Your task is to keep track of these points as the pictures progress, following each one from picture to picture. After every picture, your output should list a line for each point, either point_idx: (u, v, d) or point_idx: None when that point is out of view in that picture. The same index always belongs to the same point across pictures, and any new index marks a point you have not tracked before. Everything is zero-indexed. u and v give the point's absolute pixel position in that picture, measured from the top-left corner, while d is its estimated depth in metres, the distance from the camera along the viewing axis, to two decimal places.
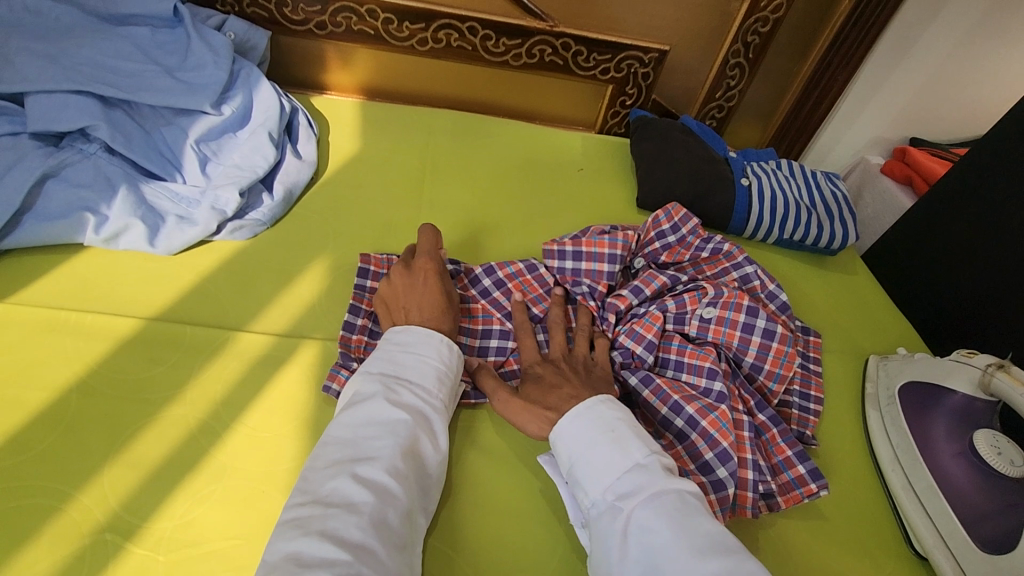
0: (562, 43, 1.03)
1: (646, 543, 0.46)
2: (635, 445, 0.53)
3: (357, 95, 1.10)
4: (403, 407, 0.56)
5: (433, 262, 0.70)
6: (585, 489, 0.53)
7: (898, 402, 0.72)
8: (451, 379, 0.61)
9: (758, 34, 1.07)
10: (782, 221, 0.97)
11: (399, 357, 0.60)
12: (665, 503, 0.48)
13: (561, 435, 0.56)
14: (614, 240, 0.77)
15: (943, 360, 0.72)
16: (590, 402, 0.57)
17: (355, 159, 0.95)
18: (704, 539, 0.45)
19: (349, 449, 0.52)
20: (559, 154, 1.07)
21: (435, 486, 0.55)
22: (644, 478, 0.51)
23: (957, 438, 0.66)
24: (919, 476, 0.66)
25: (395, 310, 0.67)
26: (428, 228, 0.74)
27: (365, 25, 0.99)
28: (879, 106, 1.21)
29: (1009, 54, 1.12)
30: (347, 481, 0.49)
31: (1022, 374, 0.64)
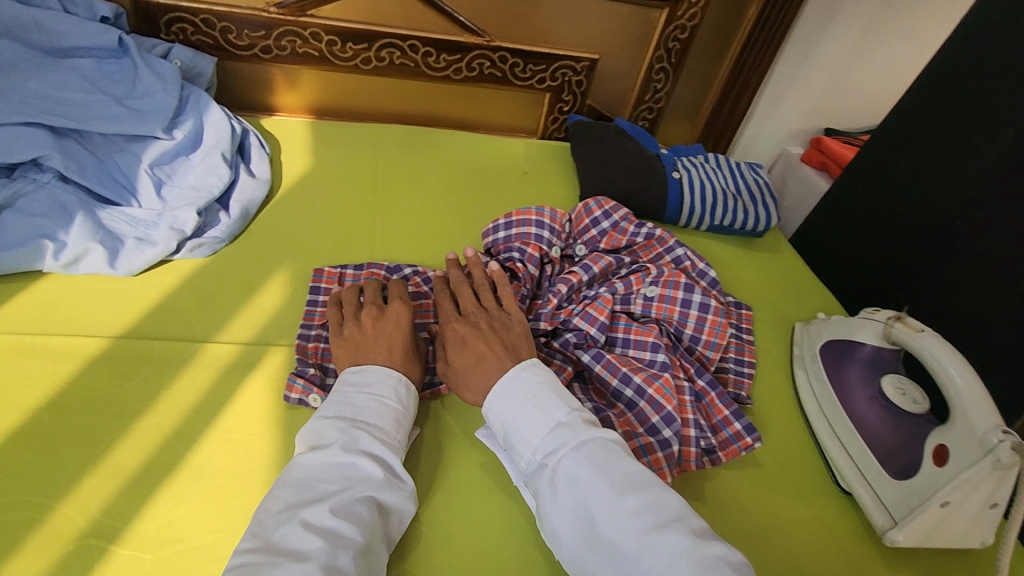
0: (499, 56, 1.11)
1: (575, 492, 0.53)
2: (556, 405, 0.59)
3: (306, 115, 1.14)
4: (359, 454, 0.57)
5: (405, 307, 0.69)
6: (520, 453, 0.58)
7: (819, 358, 0.81)
8: (406, 424, 0.63)
9: (677, 40, 1.17)
10: (712, 209, 1.06)
11: (355, 400, 0.61)
12: (589, 456, 0.54)
13: (494, 406, 0.61)
14: (540, 211, 0.86)
15: (855, 318, 0.81)
16: (513, 368, 0.62)
17: (308, 176, 0.99)
18: (622, 480, 0.52)
19: (300, 496, 0.53)
20: (505, 161, 1.14)
21: (392, 527, 0.56)
22: (568, 434, 0.56)
23: (869, 385, 0.75)
24: (839, 422, 0.74)
25: (360, 350, 0.66)
26: (396, 283, 0.75)
27: (310, 47, 1.04)
28: (792, 101, 1.33)
29: (896, 49, 1.26)
30: (296, 529, 0.50)
31: (915, 322, 0.73)
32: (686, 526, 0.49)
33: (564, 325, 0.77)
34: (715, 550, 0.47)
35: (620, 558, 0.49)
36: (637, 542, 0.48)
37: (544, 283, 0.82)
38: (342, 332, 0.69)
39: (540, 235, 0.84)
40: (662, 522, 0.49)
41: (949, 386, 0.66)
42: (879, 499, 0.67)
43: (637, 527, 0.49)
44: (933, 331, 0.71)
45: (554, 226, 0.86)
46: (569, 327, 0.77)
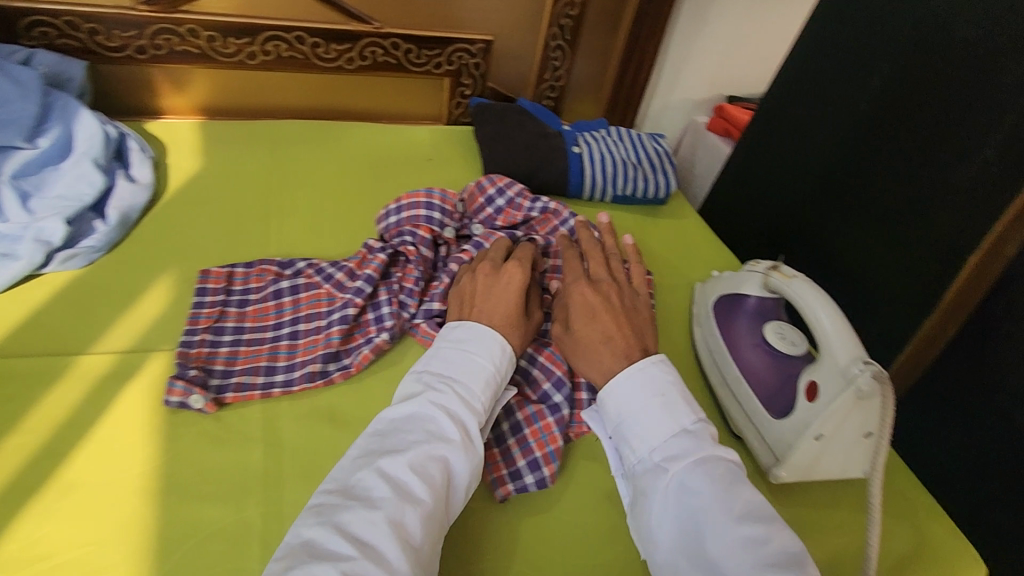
0: (391, 43, 1.09)
1: (690, 503, 0.53)
2: (683, 411, 0.59)
3: (197, 116, 1.10)
4: (438, 410, 0.58)
5: (520, 271, 0.72)
6: (632, 445, 0.59)
7: (712, 314, 0.83)
8: (497, 385, 0.63)
9: (569, 17, 1.17)
10: (613, 180, 1.08)
11: (451, 356, 0.63)
12: (712, 470, 0.54)
13: (613, 396, 0.62)
14: (430, 192, 0.86)
15: (740, 271, 0.84)
16: (643, 363, 0.63)
17: (198, 177, 0.96)
18: (744, 503, 0.52)
19: (380, 444, 0.56)
20: (408, 148, 1.13)
21: (462, 489, 0.56)
22: (691, 444, 0.57)
23: (755, 332, 0.78)
24: (728, 370, 0.77)
25: (468, 305, 0.71)
26: (525, 246, 0.79)
27: (189, 45, 1.01)
28: (689, 70, 1.38)
29: (781, 15, 1.32)
30: (371, 476, 0.53)
31: (789, 270, 0.76)
32: (808, 569, 0.48)
33: None
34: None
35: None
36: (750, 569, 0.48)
37: (437, 265, 0.83)
38: (464, 279, 0.75)
39: (431, 217, 0.84)
40: (784, 560, 0.49)
41: (817, 324, 0.69)
42: (763, 439, 0.70)
43: (753, 556, 0.49)
44: (804, 276, 0.74)
45: (445, 207, 0.86)
46: None
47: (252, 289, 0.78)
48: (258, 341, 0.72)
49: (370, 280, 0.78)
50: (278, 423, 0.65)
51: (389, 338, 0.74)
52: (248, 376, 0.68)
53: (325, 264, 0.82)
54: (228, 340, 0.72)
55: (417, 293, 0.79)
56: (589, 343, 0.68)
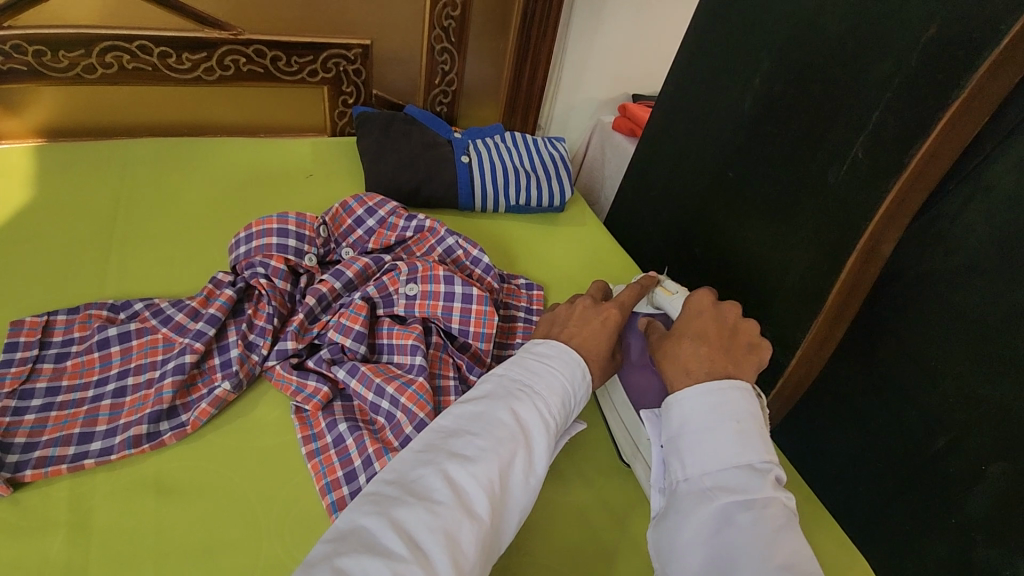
0: (254, 50, 1.00)
1: (731, 541, 0.46)
2: (756, 446, 0.52)
3: (36, 138, 0.98)
4: (513, 420, 0.52)
5: (619, 312, 0.68)
6: (684, 461, 0.53)
7: None
8: (568, 408, 0.58)
9: (452, 18, 1.11)
10: (505, 189, 1.03)
11: (530, 368, 0.59)
12: (767, 514, 0.48)
13: (681, 409, 0.56)
14: (284, 217, 0.78)
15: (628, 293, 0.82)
16: (722, 383, 0.56)
17: (26, 210, 0.85)
18: (795, 561, 0.45)
19: (448, 442, 0.50)
20: (285, 164, 1.04)
21: (518, 515, 0.50)
22: (752, 481, 0.50)
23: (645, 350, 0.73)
24: (616, 395, 0.72)
25: (557, 325, 0.67)
26: (633, 285, 0.74)
27: (13, 61, 0.88)
28: (590, 69, 1.35)
29: (675, 12, 1.30)
30: (436, 475, 0.47)
31: (671, 284, 0.76)
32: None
33: (320, 339, 0.72)
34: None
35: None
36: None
37: (295, 297, 0.76)
38: (561, 304, 0.71)
39: (284, 245, 0.76)
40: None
41: None
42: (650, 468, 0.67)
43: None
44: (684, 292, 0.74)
45: (303, 232, 0.79)
46: (326, 342, 0.72)
47: (75, 340, 0.68)
48: (74, 404, 0.63)
49: (213, 320, 0.69)
50: (92, 500, 0.57)
51: (233, 386, 0.66)
52: (54, 448, 0.59)
53: (165, 302, 0.73)
54: (35, 405, 0.62)
55: (269, 332, 0.70)
56: (676, 343, 0.63)
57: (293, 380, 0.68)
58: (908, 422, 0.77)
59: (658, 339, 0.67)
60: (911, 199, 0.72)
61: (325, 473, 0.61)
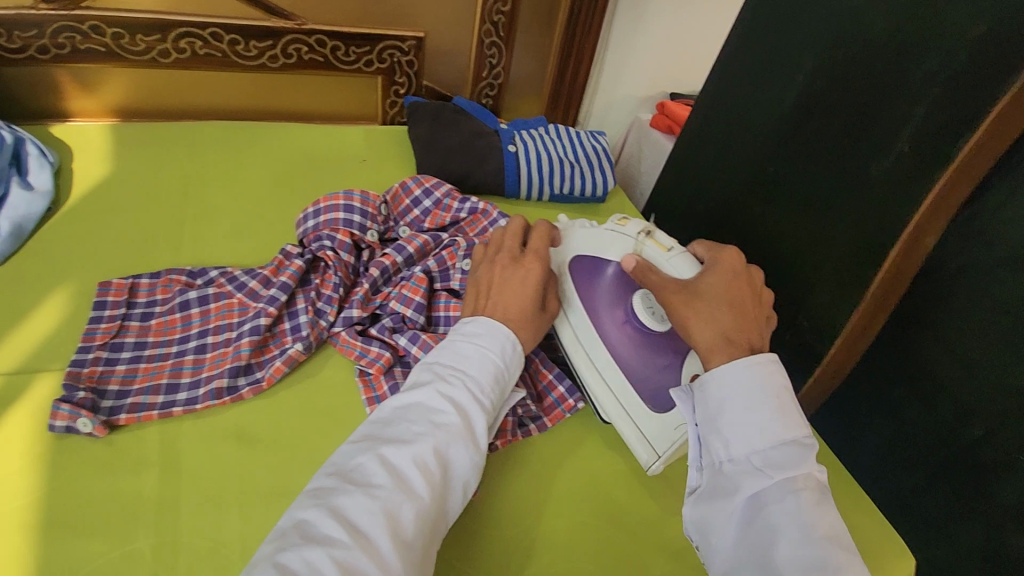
0: (316, 40, 1.05)
1: (775, 517, 0.51)
2: (794, 421, 0.55)
3: (110, 118, 1.04)
4: (445, 400, 0.56)
5: (535, 267, 0.69)
6: (726, 439, 0.56)
7: (570, 277, 0.74)
8: (504, 380, 0.61)
9: (502, 13, 1.15)
10: (550, 178, 1.06)
11: (465, 348, 0.61)
12: (806, 489, 0.52)
13: (722, 384, 0.57)
14: (349, 195, 0.83)
15: (602, 228, 0.75)
16: (757, 359, 0.58)
17: (105, 183, 0.90)
18: (833, 532, 0.51)
19: (382, 430, 0.53)
20: (340, 149, 1.09)
21: (460, 490, 0.54)
22: (792, 456, 0.54)
23: (619, 306, 0.72)
24: (597, 354, 0.72)
25: (483, 295, 0.68)
26: (542, 225, 0.74)
27: (93, 42, 0.94)
28: (631, 67, 1.39)
29: (716, 10, 1.32)
30: (371, 461, 0.50)
31: (664, 237, 0.72)
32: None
33: (381, 309, 0.76)
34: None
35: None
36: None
37: (358, 270, 0.80)
38: (480, 270, 0.71)
39: (350, 220, 0.81)
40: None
41: None
42: (639, 430, 0.68)
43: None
44: (680, 248, 0.71)
45: (366, 209, 0.83)
46: (387, 312, 0.75)
47: (157, 301, 0.73)
48: (160, 358, 0.68)
49: (285, 287, 0.74)
50: (180, 444, 0.61)
51: (304, 348, 0.70)
52: (145, 396, 0.63)
53: (240, 270, 0.78)
54: (125, 357, 0.67)
55: (335, 301, 0.75)
56: (711, 305, 0.63)
57: (357, 345, 0.72)
58: (944, 413, 0.79)
59: (676, 293, 0.66)
60: (953, 196, 0.74)
61: None
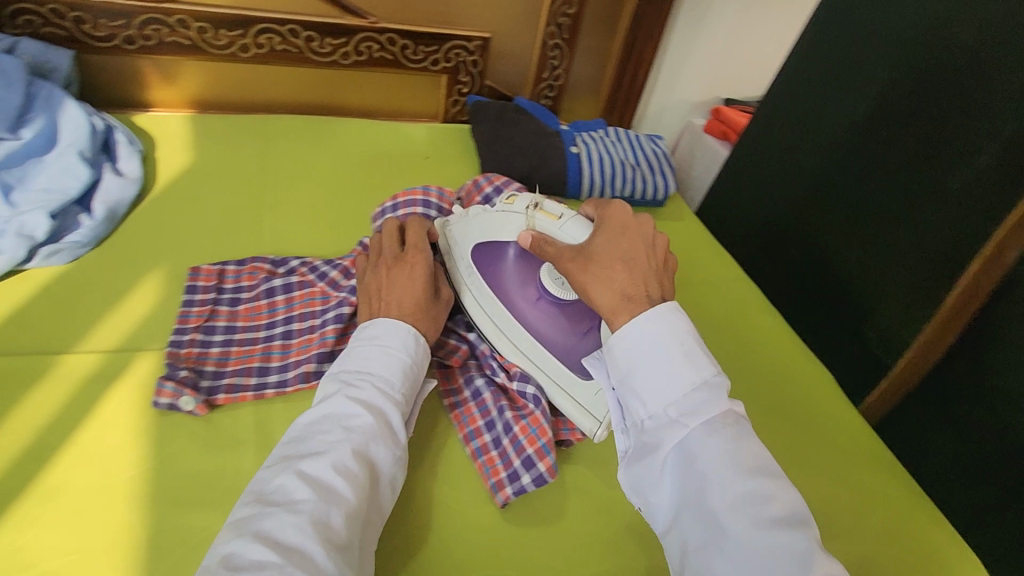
0: (387, 38, 1.07)
1: (699, 459, 0.51)
2: (701, 361, 0.55)
3: (187, 109, 1.07)
4: (356, 404, 0.57)
5: (421, 262, 0.71)
6: (642, 399, 0.55)
7: (475, 269, 0.76)
8: (413, 375, 0.63)
9: (567, 16, 1.15)
10: (612, 181, 1.07)
11: (366, 354, 0.62)
12: (724, 423, 0.52)
13: (627, 343, 0.56)
14: (427, 191, 0.85)
15: (492, 211, 0.76)
16: (659, 309, 0.57)
17: (187, 172, 0.93)
18: (755, 461, 0.51)
19: (298, 447, 0.54)
20: (405, 146, 1.11)
21: (384, 486, 0.56)
22: (706, 397, 0.53)
23: (529, 285, 0.74)
24: (518, 337, 0.73)
25: (376, 298, 0.69)
26: (416, 221, 0.76)
27: (179, 36, 0.97)
28: (689, 72, 1.39)
29: (776, 16, 1.32)
30: (291, 478, 0.51)
31: (552, 206, 0.72)
32: (809, 531, 0.48)
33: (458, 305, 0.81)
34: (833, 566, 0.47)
35: (722, 539, 0.48)
36: (747, 528, 0.48)
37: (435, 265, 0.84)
38: (366, 276, 0.72)
39: (427, 214, 0.84)
40: (787, 519, 0.48)
41: None
42: (577, 401, 0.69)
43: (753, 515, 0.48)
44: (569, 212, 0.71)
45: (442, 205, 0.86)
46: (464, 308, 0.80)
47: (244, 287, 0.76)
48: (250, 341, 0.71)
49: None
50: (273, 425, 0.64)
51: None
52: (240, 377, 0.66)
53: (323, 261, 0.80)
54: (218, 339, 0.70)
55: None
56: (606, 265, 0.63)
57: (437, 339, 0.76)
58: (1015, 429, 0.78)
59: (573, 258, 0.66)
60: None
61: (467, 423, 0.69)
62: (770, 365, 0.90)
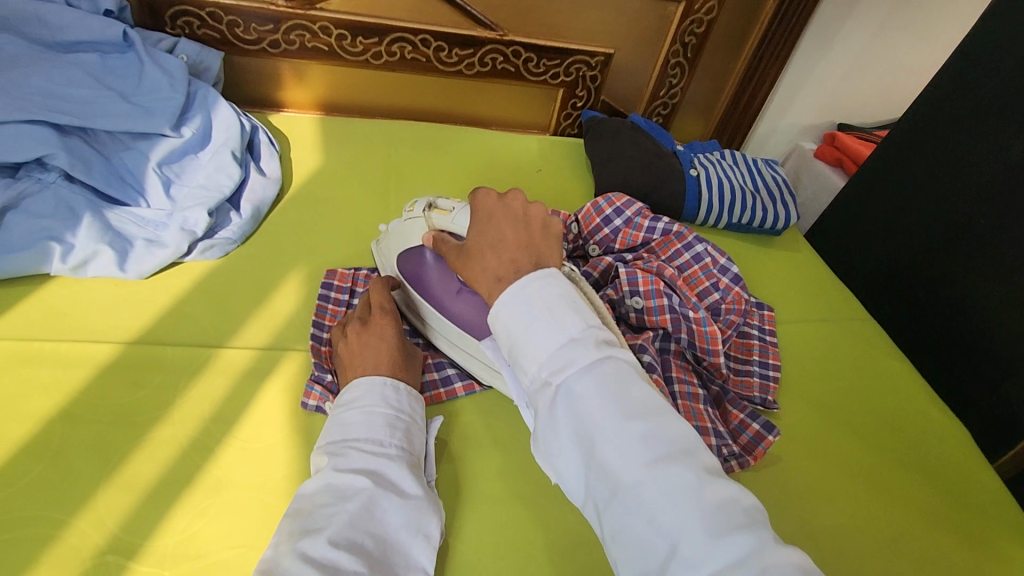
0: (513, 51, 1.07)
1: (580, 412, 0.45)
2: (572, 319, 0.49)
3: (315, 111, 1.10)
4: (350, 471, 0.54)
5: (391, 322, 0.69)
6: (519, 367, 0.49)
7: (402, 277, 0.77)
8: (403, 427, 0.60)
9: (694, 34, 1.16)
10: (731, 207, 1.04)
11: (346, 418, 0.59)
12: (606, 372, 0.46)
13: (496, 315, 0.51)
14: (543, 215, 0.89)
15: (400, 224, 0.78)
16: (529, 276, 0.52)
17: (319, 173, 0.97)
18: (639, 403, 0.45)
19: (299, 524, 0.51)
20: (519, 157, 1.12)
21: (397, 551, 0.53)
22: (583, 354, 0.47)
23: (449, 279, 0.73)
24: (449, 331, 0.74)
25: (348, 365, 0.65)
26: (377, 282, 0.74)
27: (319, 41, 1.00)
28: (808, 96, 1.33)
29: (909, 43, 1.26)
30: (294, 562, 0.47)
31: (443, 203, 0.73)
32: (696, 461, 0.43)
33: None
34: (727, 493, 0.41)
35: (619, 492, 0.42)
36: (639, 472, 0.42)
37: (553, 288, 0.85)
38: (336, 347, 0.69)
39: None
40: (671, 454, 0.42)
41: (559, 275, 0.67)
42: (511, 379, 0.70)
43: (642, 455, 0.42)
44: (458, 205, 0.72)
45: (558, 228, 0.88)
46: None
47: None
48: None
49: None
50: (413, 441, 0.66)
51: None
52: None
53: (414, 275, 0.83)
54: None
55: None
56: (477, 255, 0.58)
57: None
58: None
59: (457, 257, 0.62)
60: None
61: None
62: (908, 417, 0.85)
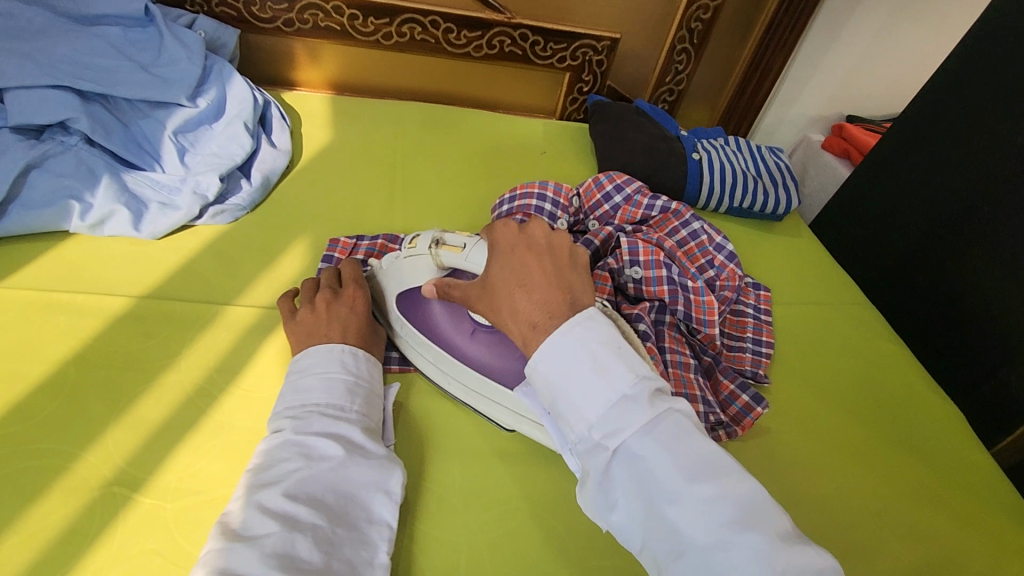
0: (520, 34, 1.09)
1: (639, 474, 0.44)
2: (618, 370, 0.47)
3: (327, 90, 1.14)
4: (309, 433, 0.56)
5: (361, 295, 0.70)
6: (567, 421, 0.48)
7: (405, 319, 0.71)
8: (362, 392, 0.62)
9: (701, 21, 1.17)
10: (732, 191, 1.05)
11: (304, 383, 0.60)
12: (662, 430, 0.45)
13: (538, 369, 0.49)
14: (544, 185, 0.89)
15: (401, 259, 0.70)
16: (567, 323, 0.50)
17: (328, 148, 0.99)
18: (698, 461, 0.44)
19: (257, 480, 0.52)
20: (525, 139, 1.14)
21: (359, 503, 0.54)
22: (636, 411, 0.46)
23: (460, 321, 0.69)
24: (462, 375, 0.68)
25: (314, 330, 0.65)
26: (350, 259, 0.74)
27: (332, 21, 1.03)
28: (817, 86, 1.34)
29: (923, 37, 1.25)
30: (252, 514, 0.49)
31: (451, 238, 0.65)
32: (768, 524, 0.41)
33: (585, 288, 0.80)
34: (799, 557, 0.40)
35: (686, 555, 0.42)
36: (709, 535, 0.41)
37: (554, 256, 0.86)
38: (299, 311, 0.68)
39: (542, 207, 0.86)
40: (741, 519, 0.41)
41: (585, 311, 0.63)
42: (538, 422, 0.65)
43: (708, 519, 0.41)
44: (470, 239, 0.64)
45: (558, 200, 0.88)
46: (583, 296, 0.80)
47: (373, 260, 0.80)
48: None
49: None
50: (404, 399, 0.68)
51: None
52: None
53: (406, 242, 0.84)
54: None
55: None
56: (505, 294, 0.55)
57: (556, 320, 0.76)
58: None
59: (480, 297, 0.58)
60: None
61: None
62: (903, 398, 0.85)
